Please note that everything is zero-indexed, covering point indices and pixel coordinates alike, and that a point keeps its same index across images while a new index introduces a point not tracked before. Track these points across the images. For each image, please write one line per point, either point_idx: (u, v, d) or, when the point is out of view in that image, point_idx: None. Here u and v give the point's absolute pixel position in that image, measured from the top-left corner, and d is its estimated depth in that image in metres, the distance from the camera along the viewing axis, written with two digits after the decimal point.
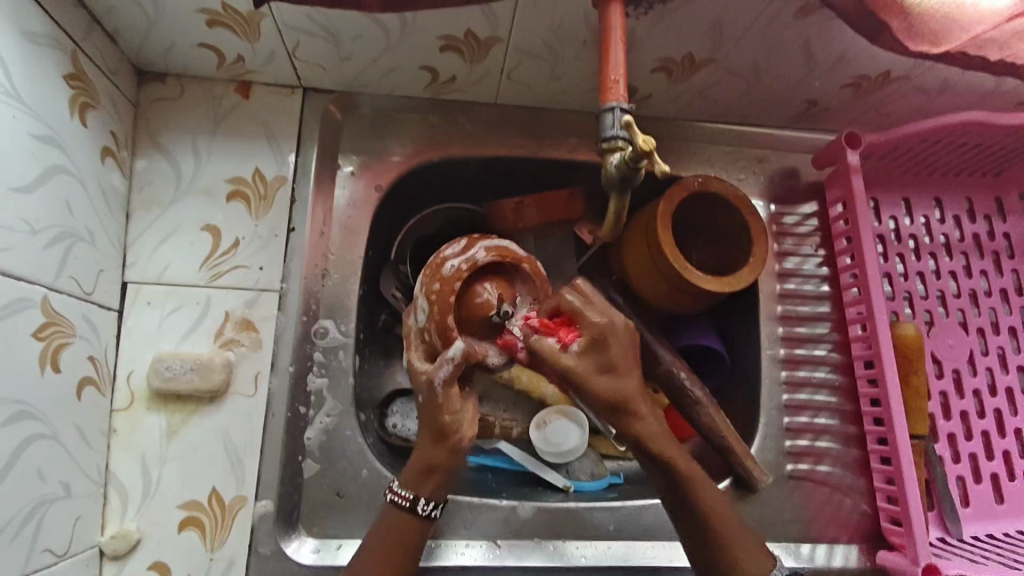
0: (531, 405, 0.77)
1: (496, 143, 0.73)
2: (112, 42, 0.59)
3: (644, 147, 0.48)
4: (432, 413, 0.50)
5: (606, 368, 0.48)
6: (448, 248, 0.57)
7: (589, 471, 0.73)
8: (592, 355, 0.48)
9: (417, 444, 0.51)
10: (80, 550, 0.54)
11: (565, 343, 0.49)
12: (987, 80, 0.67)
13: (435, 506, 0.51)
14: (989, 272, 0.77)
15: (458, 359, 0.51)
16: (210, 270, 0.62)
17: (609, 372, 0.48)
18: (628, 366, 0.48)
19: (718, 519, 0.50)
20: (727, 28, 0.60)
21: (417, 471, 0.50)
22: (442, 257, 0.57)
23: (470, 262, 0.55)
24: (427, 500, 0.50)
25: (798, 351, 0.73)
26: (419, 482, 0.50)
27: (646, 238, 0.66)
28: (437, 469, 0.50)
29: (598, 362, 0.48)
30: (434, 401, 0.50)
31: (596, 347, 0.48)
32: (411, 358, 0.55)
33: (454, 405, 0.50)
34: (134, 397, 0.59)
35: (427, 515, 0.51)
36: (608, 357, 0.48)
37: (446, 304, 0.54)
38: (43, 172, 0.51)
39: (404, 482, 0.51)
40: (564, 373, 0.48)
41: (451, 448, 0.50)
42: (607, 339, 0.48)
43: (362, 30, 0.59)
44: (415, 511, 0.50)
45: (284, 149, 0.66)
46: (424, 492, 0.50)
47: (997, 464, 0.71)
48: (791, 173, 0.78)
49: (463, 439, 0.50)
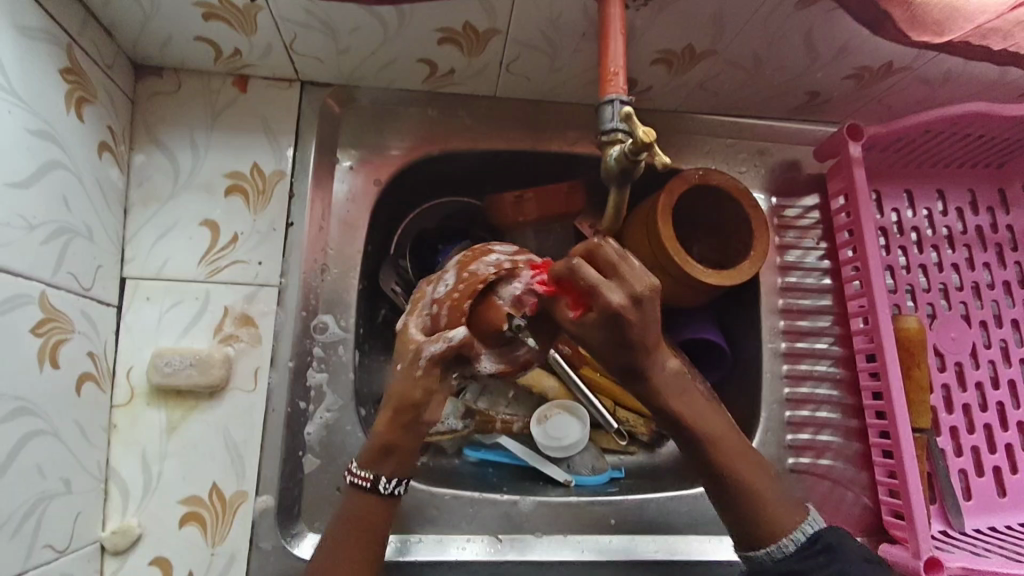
0: (532, 401, 0.76)
1: (496, 136, 0.72)
2: (109, 36, 0.59)
3: (644, 139, 0.47)
4: (403, 386, 0.50)
5: (620, 343, 0.44)
6: (497, 246, 0.56)
7: (590, 465, 0.73)
8: (600, 331, 0.44)
9: (373, 425, 0.51)
10: (82, 546, 0.54)
11: (577, 314, 0.45)
12: (991, 70, 0.66)
13: (398, 484, 0.51)
14: (993, 265, 0.76)
15: (455, 343, 0.50)
16: (208, 266, 0.62)
17: (624, 348, 0.45)
18: (647, 338, 0.45)
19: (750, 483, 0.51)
20: (728, 19, 0.60)
21: (373, 450, 0.51)
22: (483, 252, 0.56)
23: (512, 270, 0.54)
24: (388, 479, 0.51)
25: (800, 345, 0.73)
26: (377, 461, 0.51)
27: (647, 231, 0.66)
28: (397, 448, 0.50)
29: (614, 336, 0.44)
30: (411, 372, 0.50)
31: (608, 325, 0.43)
32: (409, 322, 0.54)
33: (432, 384, 0.50)
34: (133, 392, 0.59)
35: (388, 493, 0.51)
36: (618, 336, 0.43)
37: (469, 294, 0.53)
38: (40, 168, 0.50)
39: (363, 464, 0.51)
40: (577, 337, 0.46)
41: (413, 428, 0.50)
42: (620, 320, 0.42)
43: (360, 22, 0.58)
44: (378, 490, 0.51)
45: (282, 143, 0.66)
46: (384, 471, 0.51)
47: (999, 457, 0.71)
48: (792, 166, 0.78)
49: (428, 418, 0.50)
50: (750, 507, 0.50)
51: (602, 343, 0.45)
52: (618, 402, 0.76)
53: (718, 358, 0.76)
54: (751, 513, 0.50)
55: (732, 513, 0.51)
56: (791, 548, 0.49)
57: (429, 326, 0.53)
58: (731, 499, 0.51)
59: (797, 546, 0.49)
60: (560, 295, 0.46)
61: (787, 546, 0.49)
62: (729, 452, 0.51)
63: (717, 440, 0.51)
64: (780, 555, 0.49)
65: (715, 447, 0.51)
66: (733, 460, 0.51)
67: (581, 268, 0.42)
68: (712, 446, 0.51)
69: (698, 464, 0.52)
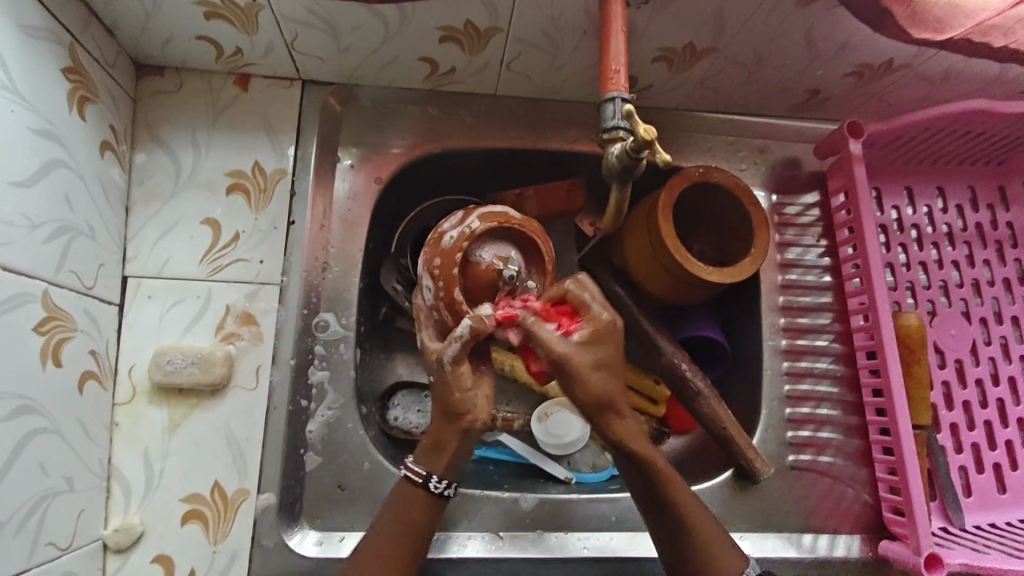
0: (535, 397, 0.77)
1: (497, 134, 0.72)
2: (110, 35, 0.59)
3: (645, 137, 0.48)
4: (444, 390, 0.50)
5: (600, 365, 0.49)
6: (445, 223, 0.56)
7: (590, 463, 0.74)
8: (590, 348, 0.49)
9: (428, 423, 0.53)
10: (85, 543, 0.54)
11: (568, 331, 0.50)
12: (991, 67, 0.66)
13: (448, 485, 0.52)
14: (992, 262, 0.76)
15: (467, 336, 0.49)
16: (210, 264, 0.62)
17: (603, 369, 0.49)
18: (614, 366, 0.50)
19: (699, 530, 0.52)
20: (729, 17, 0.60)
21: (428, 446, 0.52)
22: (438, 233, 0.56)
23: (472, 233, 0.55)
24: (438, 478, 0.52)
25: (800, 342, 0.73)
26: (431, 458, 0.52)
27: (648, 229, 0.66)
28: (449, 445, 0.51)
29: (597, 354, 0.49)
30: (445, 379, 0.50)
31: (596, 342, 0.49)
32: (421, 337, 0.54)
33: (465, 382, 0.50)
34: (135, 390, 0.59)
35: (438, 493, 0.52)
36: (604, 350, 0.49)
37: (451, 278, 0.54)
38: (42, 166, 0.50)
39: (418, 459, 0.53)
40: (560, 361, 0.48)
41: (462, 428, 0.50)
42: (608, 335, 0.49)
43: (361, 20, 0.58)
44: (427, 487, 0.52)
45: (283, 142, 0.66)
46: (437, 469, 0.52)
47: (999, 453, 0.71)
48: (793, 163, 0.78)
49: (475, 419, 0.50)
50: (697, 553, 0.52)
51: (584, 366, 0.48)
52: None
53: (718, 355, 0.77)
54: (695, 560, 0.52)
55: (674, 555, 0.53)
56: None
57: (438, 328, 0.54)
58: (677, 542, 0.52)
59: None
60: (551, 317, 0.50)
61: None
62: (682, 498, 0.52)
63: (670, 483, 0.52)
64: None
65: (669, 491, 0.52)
66: (683, 504, 0.52)
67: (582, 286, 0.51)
68: (666, 487, 0.52)
69: (648, 503, 0.53)
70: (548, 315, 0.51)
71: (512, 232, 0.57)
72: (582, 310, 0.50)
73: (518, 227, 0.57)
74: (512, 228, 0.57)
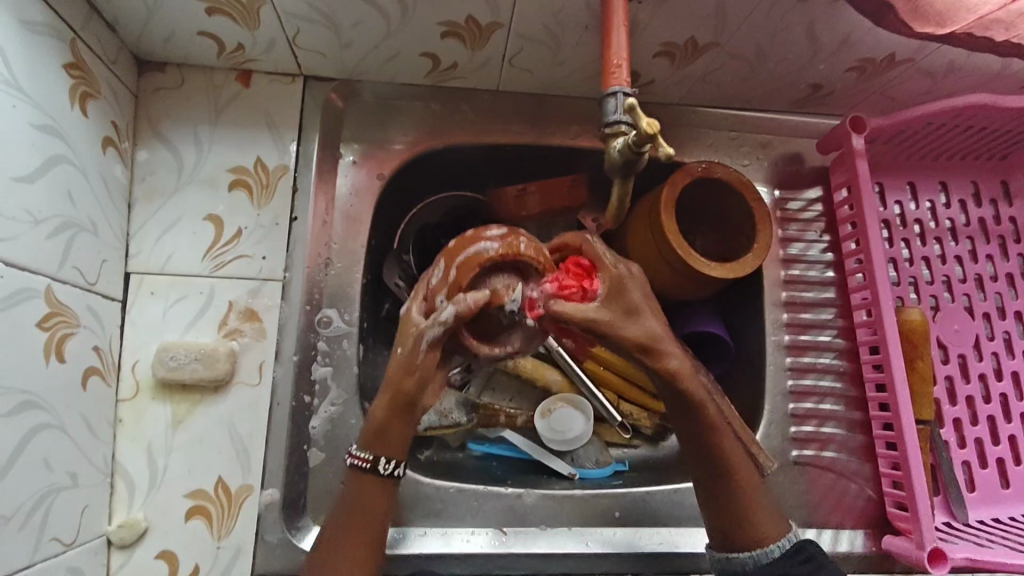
0: (536, 395, 0.76)
1: (499, 129, 0.72)
2: (112, 31, 0.59)
3: (648, 130, 0.48)
4: (404, 368, 0.53)
5: (628, 310, 0.52)
6: (433, 276, 0.55)
7: (594, 459, 0.73)
8: (615, 300, 0.53)
9: (371, 410, 0.54)
10: (89, 539, 0.54)
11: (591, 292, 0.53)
12: (994, 62, 0.66)
13: (396, 465, 0.54)
14: (996, 257, 0.76)
15: (450, 321, 0.51)
16: (213, 261, 0.62)
17: (633, 315, 0.53)
18: (647, 308, 0.53)
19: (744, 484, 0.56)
20: (731, 12, 0.60)
21: (372, 432, 0.54)
22: (432, 286, 0.55)
23: (475, 264, 0.53)
24: (387, 459, 0.53)
25: (803, 338, 0.73)
26: (378, 442, 0.54)
27: (650, 224, 0.66)
28: (394, 427, 0.53)
29: (622, 303, 0.52)
30: (412, 358, 0.52)
31: (616, 292, 0.53)
32: (410, 308, 0.55)
33: (429, 369, 0.53)
34: (138, 386, 0.59)
35: (388, 474, 0.53)
36: (628, 299, 0.53)
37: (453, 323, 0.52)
38: (45, 162, 0.50)
39: (363, 446, 0.54)
40: (593, 321, 0.51)
41: (410, 409, 0.53)
42: (624, 285, 0.53)
43: (362, 16, 0.58)
44: (376, 471, 0.53)
45: (285, 138, 0.66)
46: (386, 451, 0.53)
47: (1002, 448, 0.71)
48: (795, 158, 0.78)
49: (426, 404, 0.54)
50: (741, 505, 0.55)
51: (615, 317, 0.52)
52: (621, 395, 0.76)
53: (721, 351, 0.77)
54: (738, 511, 0.55)
55: (718, 508, 0.56)
56: (779, 554, 0.54)
57: (424, 307, 0.55)
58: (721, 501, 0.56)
59: (783, 551, 0.54)
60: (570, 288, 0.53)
61: (773, 551, 0.54)
62: (729, 453, 0.56)
63: (725, 447, 0.56)
64: (764, 558, 0.54)
65: (722, 454, 0.56)
66: (734, 465, 0.56)
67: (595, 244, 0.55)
68: (715, 439, 0.56)
69: (698, 452, 0.57)
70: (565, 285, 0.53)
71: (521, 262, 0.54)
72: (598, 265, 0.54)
73: (526, 257, 0.54)
74: (519, 258, 0.54)
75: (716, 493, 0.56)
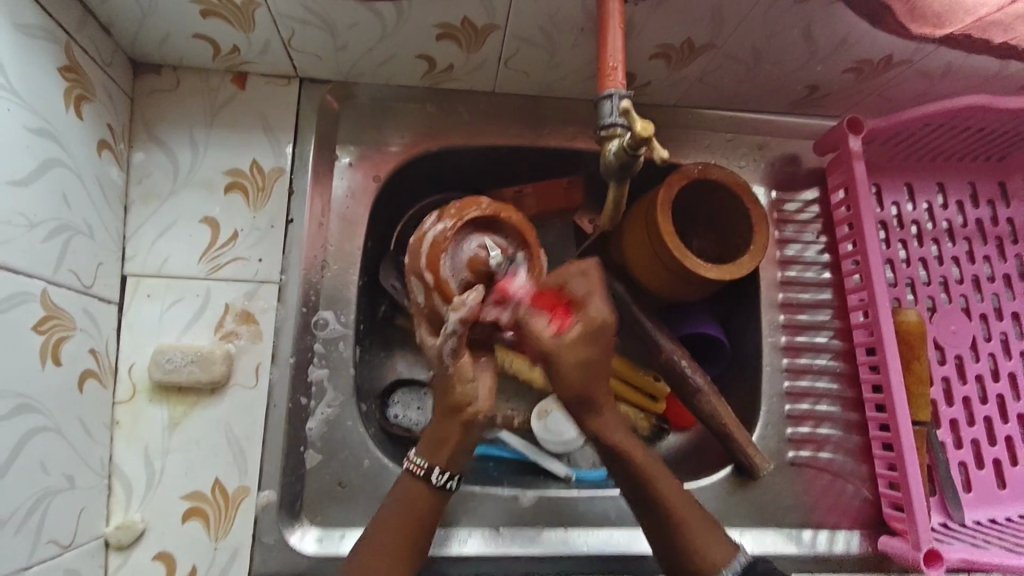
0: (533, 395, 0.77)
1: (495, 131, 0.72)
2: (107, 33, 0.59)
3: (643, 134, 0.48)
4: (444, 384, 0.53)
5: (587, 359, 0.50)
6: (416, 292, 0.58)
7: (591, 460, 0.75)
8: (581, 348, 0.50)
9: (429, 422, 0.55)
10: (86, 541, 0.54)
11: (560, 328, 0.50)
12: (991, 63, 0.66)
13: (450, 478, 0.54)
14: (993, 258, 0.76)
15: (459, 330, 0.50)
16: (209, 263, 0.62)
17: (587, 368, 0.50)
18: (604, 356, 0.51)
19: (679, 512, 0.52)
20: (727, 14, 0.59)
21: (431, 441, 0.54)
22: (423, 306, 0.57)
23: (439, 249, 0.57)
24: (440, 470, 0.53)
25: (799, 339, 0.73)
26: (432, 451, 0.54)
27: (646, 225, 0.66)
28: (450, 439, 0.53)
29: (585, 350, 0.50)
30: (446, 373, 0.52)
31: (588, 338, 0.49)
32: (421, 336, 0.57)
33: (466, 374, 0.52)
34: (135, 388, 0.60)
35: (440, 486, 0.54)
36: (591, 350, 0.50)
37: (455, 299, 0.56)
38: (41, 166, 0.51)
39: (420, 452, 0.55)
40: (549, 354, 0.50)
41: (466, 422, 0.53)
42: (598, 334, 0.49)
43: (357, 18, 0.58)
44: (430, 480, 0.54)
45: (281, 140, 0.66)
46: (438, 462, 0.54)
47: (999, 449, 0.71)
48: (792, 160, 0.78)
49: (476, 411, 0.53)
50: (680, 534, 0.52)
51: (571, 359, 0.50)
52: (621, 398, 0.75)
53: (718, 352, 0.77)
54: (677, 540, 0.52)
55: (660, 540, 0.53)
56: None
57: (432, 324, 0.57)
58: (664, 533, 0.52)
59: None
60: (544, 310, 0.51)
61: None
62: (660, 482, 0.53)
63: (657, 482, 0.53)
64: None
65: (658, 490, 0.53)
66: (666, 496, 0.53)
67: (581, 279, 0.50)
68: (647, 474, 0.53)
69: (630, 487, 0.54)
70: (541, 305, 0.51)
71: (473, 221, 0.59)
72: (576, 306, 0.50)
73: (474, 214, 0.59)
74: (469, 218, 0.59)
75: (657, 526, 0.53)
